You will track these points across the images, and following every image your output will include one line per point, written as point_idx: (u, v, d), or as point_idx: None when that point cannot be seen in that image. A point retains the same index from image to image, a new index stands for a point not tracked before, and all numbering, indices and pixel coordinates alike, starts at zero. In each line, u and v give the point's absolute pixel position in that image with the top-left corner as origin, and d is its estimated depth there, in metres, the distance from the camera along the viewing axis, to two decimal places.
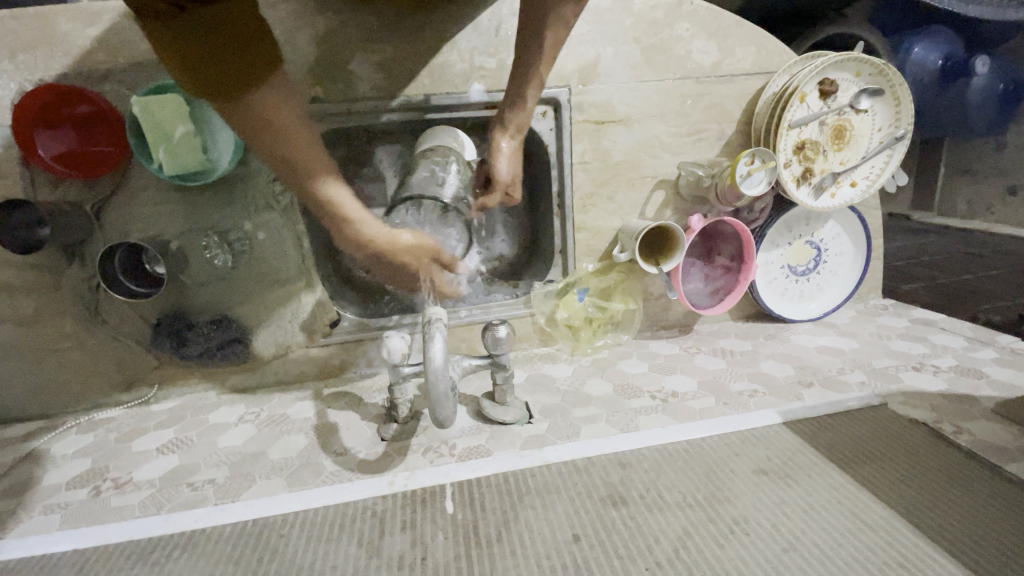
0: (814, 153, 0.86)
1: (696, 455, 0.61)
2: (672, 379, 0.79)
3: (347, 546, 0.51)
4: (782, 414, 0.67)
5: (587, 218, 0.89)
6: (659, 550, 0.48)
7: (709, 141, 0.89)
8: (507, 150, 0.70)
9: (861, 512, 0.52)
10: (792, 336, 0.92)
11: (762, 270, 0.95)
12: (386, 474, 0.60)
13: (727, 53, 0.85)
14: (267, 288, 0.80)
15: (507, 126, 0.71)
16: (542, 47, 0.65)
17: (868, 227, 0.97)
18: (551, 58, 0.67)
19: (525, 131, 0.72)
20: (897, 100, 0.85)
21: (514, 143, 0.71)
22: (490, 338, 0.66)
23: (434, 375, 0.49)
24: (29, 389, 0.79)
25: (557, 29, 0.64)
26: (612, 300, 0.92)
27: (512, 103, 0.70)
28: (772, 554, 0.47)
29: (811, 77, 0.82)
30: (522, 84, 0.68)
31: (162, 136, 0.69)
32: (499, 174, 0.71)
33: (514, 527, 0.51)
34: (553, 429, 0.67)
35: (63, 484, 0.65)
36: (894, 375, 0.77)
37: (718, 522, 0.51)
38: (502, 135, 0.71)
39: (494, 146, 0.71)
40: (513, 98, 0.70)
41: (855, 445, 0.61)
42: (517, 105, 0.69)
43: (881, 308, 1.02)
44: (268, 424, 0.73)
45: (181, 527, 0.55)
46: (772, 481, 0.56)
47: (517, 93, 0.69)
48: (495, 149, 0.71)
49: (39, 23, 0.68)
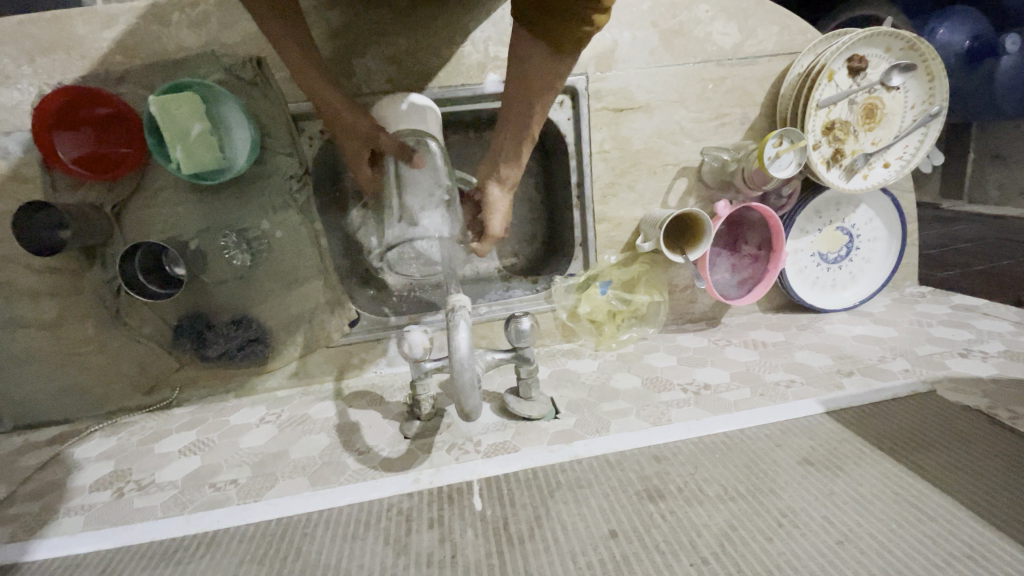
0: (844, 133, 0.82)
1: (734, 447, 0.58)
2: (702, 371, 0.76)
3: (373, 544, 0.49)
4: (823, 403, 0.64)
5: (607, 208, 0.86)
6: (703, 545, 0.45)
7: (733, 126, 0.86)
8: (499, 205, 0.70)
9: (918, 502, 0.48)
10: (826, 325, 0.88)
11: (791, 259, 0.91)
12: (410, 470, 0.58)
13: (748, 34, 0.83)
14: (286, 287, 0.80)
15: (502, 177, 0.69)
16: (540, 92, 0.60)
17: (903, 210, 0.93)
18: (546, 100, 0.61)
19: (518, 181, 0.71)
20: (930, 76, 0.81)
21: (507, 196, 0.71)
22: (513, 331, 0.64)
23: (459, 365, 0.47)
24: (54, 393, 0.79)
25: (547, 84, 0.59)
26: (636, 293, 0.89)
27: (506, 149, 0.66)
28: (825, 548, 0.44)
29: (839, 55, 0.79)
30: (517, 125, 0.63)
31: (179, 134, 0.66)
32: (490, 228, 0.71)
33: (546, 523, 0.49)
34: (581, 424, 0.64)
35: (86, 486, 0.64)
36: (939, 362, 0.72)
37: (765, 515, 0.48)
38: (497, 187, 0.69)
39: (487, 200, 0.70)
40: (507, 155, 0.67)
41: (905, 434, 0.58)
42: (510, 153, 0.66)
43: (919, 295, 0.98)
44: (290, 424, 0.72)
45: (204, 527, 0.54)
46: (819, 471, 0.53)
47: (513, 141, 0.65)
48: (488, 203, 0.69)
49: (56, 27, 0.68)
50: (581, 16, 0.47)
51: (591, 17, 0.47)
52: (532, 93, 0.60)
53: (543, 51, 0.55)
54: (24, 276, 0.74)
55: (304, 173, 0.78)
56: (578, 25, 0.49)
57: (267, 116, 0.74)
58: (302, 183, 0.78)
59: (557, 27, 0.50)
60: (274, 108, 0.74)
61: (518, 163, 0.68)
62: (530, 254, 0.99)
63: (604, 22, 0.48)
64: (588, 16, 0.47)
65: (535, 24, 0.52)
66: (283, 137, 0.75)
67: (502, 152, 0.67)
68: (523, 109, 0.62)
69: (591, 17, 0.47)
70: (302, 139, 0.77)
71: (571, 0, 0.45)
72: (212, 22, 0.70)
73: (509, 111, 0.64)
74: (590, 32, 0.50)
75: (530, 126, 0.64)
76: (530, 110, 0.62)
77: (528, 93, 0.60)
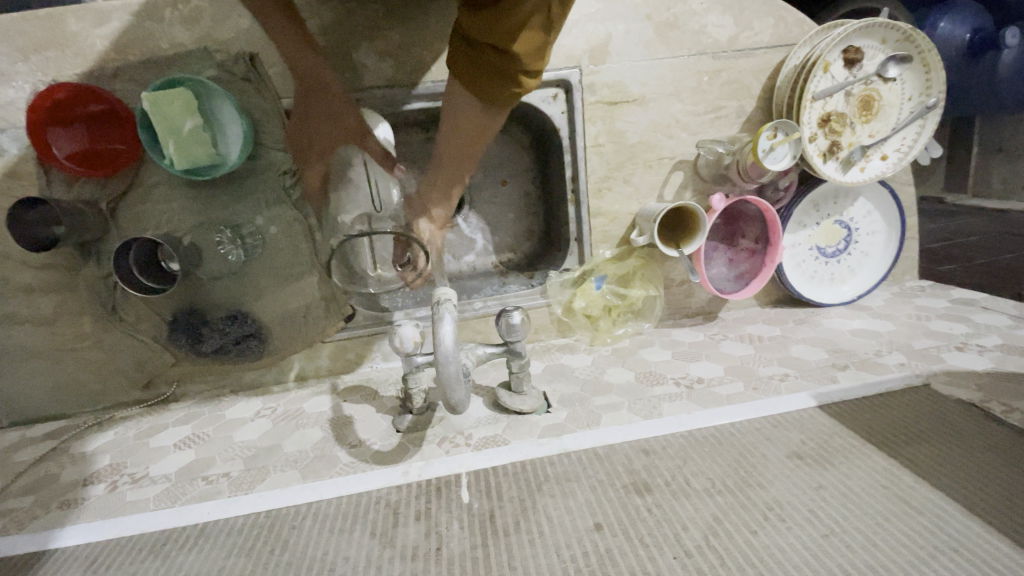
0: (841, 125, 0.82)
1: (725, 440, 0.57)
2: (697, 365, 0.76)
3: (359, 536, 0.49)
4: (816, 397, 0.64)
5: (602, 203, 0.86)
6: (687, 538, 0.45)
7: (728, 119, 0.86)
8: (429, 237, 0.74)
9: (905, 495, 0.48)
10: (823, 320, 0.87)
11: (789, 253, 0.91)
12: (400, 464, 0.58)
13: (744, 26, 0.82)
14: (281, 282, 0.80)
15: (432, 214, 0.74)
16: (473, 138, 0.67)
17: (902, 203, 0.92)
18: (473, 151, 0.70)
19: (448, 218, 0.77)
20: (927, 67, 0.80)
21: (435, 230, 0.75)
22: (504, 325, 0.64)
23: (444, 358, 0.47)
24: (53, 389, 0.80)
25: (478, 137, 0.67)
26: (632, 287, 0.89)
27: (439, 186, 0.73)
28: (810, 542, 0.44)
29: (834, 46, 0.78)
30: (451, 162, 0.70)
31: (172, 130, 0.67)
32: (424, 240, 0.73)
33: (532, 516, 0.49)
34: (573, 418, 0.64)
35: (81, 479, 0.65)
36: (935, 356, 0.72)
37: (751, 508, 0.48)
38: (427, 222, 0.74)
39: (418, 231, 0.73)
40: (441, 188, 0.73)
41: (897, 427, 0.57)
42: (443, 190, 0.74)
43: (919, 289, 0.97)
44: (284, 419, 0.73)
45: (193, 520, 0.54)
46: (808, 465, 0.53)
47: (445, 181, 0.72)
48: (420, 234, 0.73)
49: (51, 24, 0.69)
50: (508, 77, 0.54)
51: (518, 76, 0.53)
52: (468, 142, 0.67)
53: (476, 106, 0.61)
54: (21, 272, 0.75)
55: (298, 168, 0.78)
56: (503, 85, 0.55)
57: (260, 112, 0.74)
58: (297, 178, 0.78)
59: (488, 87, 0.56)
60: (268, 104, 0.74)
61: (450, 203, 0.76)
62: (526, 249, 0.99)
63: (531, 83, 0.55)
64: (517, 74, 0.53)
65: (464, 77, 0.58)
66: (277, 132, 0.75)
67: (434, 189, 0.74)
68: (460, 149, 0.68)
69: (519, 79, 0.54)
70: None
71: (499, 60, 0.52)
72: (204, 18, 0.71)
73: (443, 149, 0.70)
74: (518, 92, 0.57)
75: (462, 170, 0.72)
76: (464, 156, 0.70)
77: (463, 144, 0.68)
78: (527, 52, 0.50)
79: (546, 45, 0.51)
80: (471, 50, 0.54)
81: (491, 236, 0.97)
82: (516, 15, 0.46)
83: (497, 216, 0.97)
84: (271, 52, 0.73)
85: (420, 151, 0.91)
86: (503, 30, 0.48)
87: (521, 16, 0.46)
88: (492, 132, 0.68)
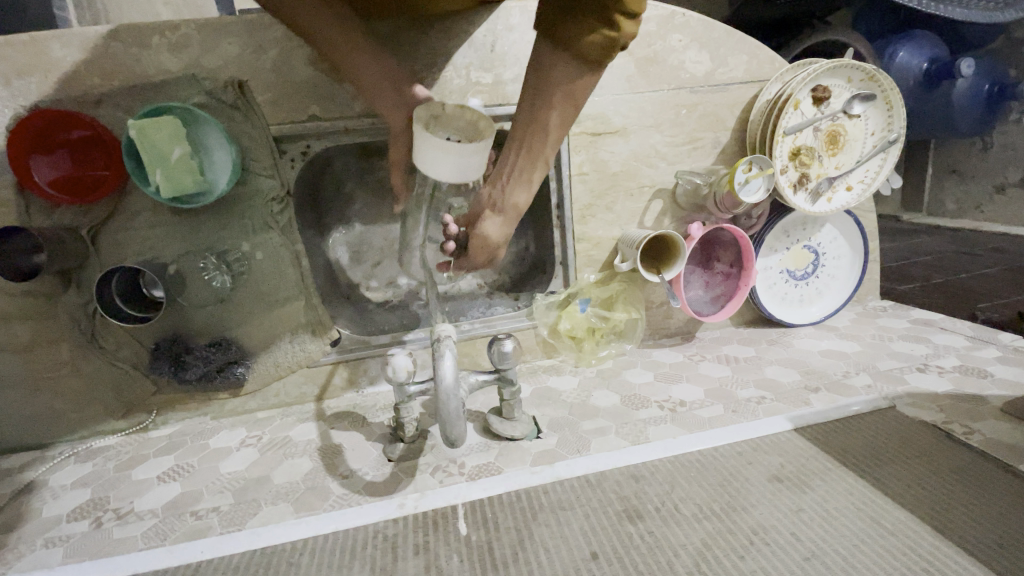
0: (810, 158, 0.86)
1: (708, 464, 0.60)
2: (678, 387, 0.79)
3: (360, 572, 0.49)
4: (792, 420, 0.67)
5: (586, 228, 0.89)
6: (680, 565, 0.47)
7: (705, 149, 0.90)
8: (492, 235, 0.62)
9: (878, 516, 0.51)
10: (794, 340, 0.92)
11: (761, 276, 0.95)
12: (395, 496, 0.59)
13: (720, 63, 0.86)
14: (267, 308, 0.79)
15: (511, 204, 0.62)
16: (557, 112, 0.57)
17: (865, 229, 0.98)
18: (560, 125, 0.58)
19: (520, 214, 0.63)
20: (888, 105, 0.86)
21: (504, 225, 0.62)
22: (496, 353, 0.65)
23: (445, 393, 0.49)
24: (25, 420, 0.77)
25: (566, 103, 0.56)
26: (614, 310, 0.92)
27: (519, 169, 0.60)
28: (794, 564, 0.47)
29: (805, 84, 0.83)
30: (529, 146, 0.59)
31: (159, 158, 0.66)
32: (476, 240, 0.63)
33: (530, 546, 0.50)
34: (563, 444, 0.66)
35: (62, 516, 0.63)
36: (899, 377, 0.77)
37: (737, 533, 0.50)
38: (494, 216, 0.62)
39: (482, 229, 0.62)
40: (515, 174, 0.60)
41: (866, 449, 0.61)
42: (521, 174, 0.60)
43: (881, 309, 1.03)
44: (271, 448, 0.72)
45: (187, 558, 0.53)
46: (787, 488, 0.56)
47: (525, 164, 0.60)
48: (483, 233, 0.62)
49: (34, 49, 0.67)
50: (602, 16, 0.49)
51: (615, 14, 0.48)
52: (550, 114, 0.57)
53: (565, 65, 0.54)
54: None
55: (287, 195, 0.78)
56: (594, 27, 0.50)
57: (249, 139, 0.74)
58: (284, 204, 0.78)
59: (577, 37, 0.51)
60: (257, 131, 0.74)
61: (529, 190, 0.62)
62: (510, 271, 1.01)
63: (630, 28, 0.50)
64: (614, 15, 0.49)
65: (557, 36, 0.53)
66: (265, 158, 0.75)
67: (510, 175, 0.61)
68: (539, 124, 0.57)
69: (615, 18, 0.49)
70: (284, 160, 0.77)
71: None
72: (192, 45, 0.70)
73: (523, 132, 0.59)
74: (612, 41, 0.51)
75: (546, 146, 0.59)
76: (546, 131, 0.58)
77: (544, 118, 0.57)
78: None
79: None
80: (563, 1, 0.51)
81: None
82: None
83: None
84: (260, 81, 0.73)
85: None
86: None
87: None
88: (579, 108, 0.58)
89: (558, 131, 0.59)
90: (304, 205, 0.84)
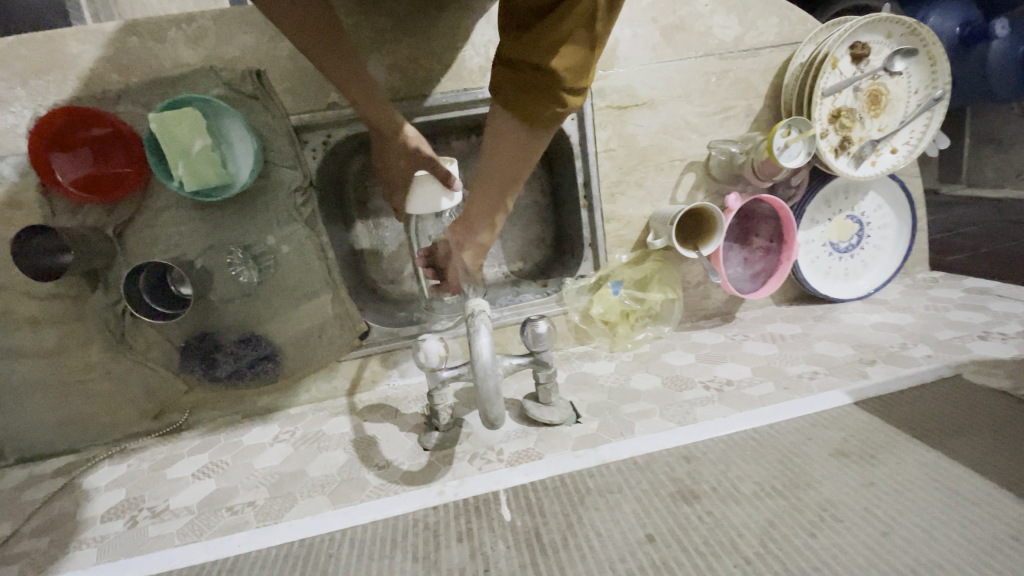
0: (851, 121, 0.82)
1: (766, 443, 0.56)
2: (723, 367, 0.75)
3: (401, 562, 0.47)
4: (851, 394, 0.62)
5: (615, 207, 0.85)
6: (745, 545, 0.44)
7: (737, 118, 0.86)
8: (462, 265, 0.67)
9: (960, 488, 0.47)
10: (842, 315, 0.87)
11: (803, 250, 0.90)
12: (434, 483, 0.56)
13: (749, 26, 0.82)
14: (295, 303, 0.78)
15: (478, 242, 0.65)
16: (516, 169, 0.60)
17: (912, 196, 0.92)
18: (517, 177, 0.61)
19: (486, 250, 0.68)
20: (933, 60, 0.81)
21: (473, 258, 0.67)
22: (530, 335, 0.62)
23: (482, 371, 0.46)
24: (59, 425, 0.77)
25: (523, 159, 0.59)
26: (650, 291, 0.87)
27: (481, 216, 0.63)
28: (872, 541, 0.42)
29: (842, 41, 0.78)
30: (491, 194, 0.62)
31: (181, 151, 0.65)
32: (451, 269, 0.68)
33: (580, 531, 0.47)
34: (605, 427, 0.63)
35: (99, 516, 0.62)
36: (962, 346, 0.71)
37: (805, 511, 0.46)
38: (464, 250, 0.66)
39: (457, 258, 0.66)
40: (480, 218, 0.64)
41: (937, 420, 0.56)
42: (484, 218, 0.64)
43: (933, 280, 0.97)
44: (304, 442, 0.70)
45: (223, 553, 0.52)
46: (855, 462, 0.51)
47: (488, 211, 0.63)
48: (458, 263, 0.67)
49: (50, 47, 0.67)
50: (550, 95, 0.50)
51: (563, 92, 0.50)
52: (506, 171, 0.60)
53: (521, 130, 0.55)
54: (25, 304, 0.73)
55: (310, 185, 0.77)
56: (547, 103, 0.51)
57: (268, 129, 0.73)
58: (307, 196, 0.77)
59: (527, 107, 0.52)
60: (276, 121, 0.73)
61: (491, 230, 0.65)
62: (537, 257, 0.98)
63: (576, 103, 0.52)
64: (560, 94, 0.50)
65: (509, 103, 0.53)
66: (286, 149, 0.74)
67: (472, 218, 0.64)
68: (499, 176, 0.60)
69: (562, 97, 0.50)
70: (305, 151, 0.77)
71: (538, 79, 0.49)
72: (209, 36, 0.70)
73: (486, 180, 0.61)
74: (559, 113, 0.53)
75: (504, 197, 0.63)
76: (503, 185, 0.61)
77: (506, 170, 0.59)
78: (566, 67, 0.48)
79: (589, 64, 0.49)
80: (511, 75, 0.52)
81: (502, 245, 0.96)
82: (561, 25, 0.46)
83: (507, 227, 0.96)
84: (278, 69, 0.72)
85: None
86: (550, 42, 0.47)
87: (565, 28, 0.46)
88: (532, 163, 0.60)
89: (515, 181, 0.62)
90: (326, 197, 0.83)
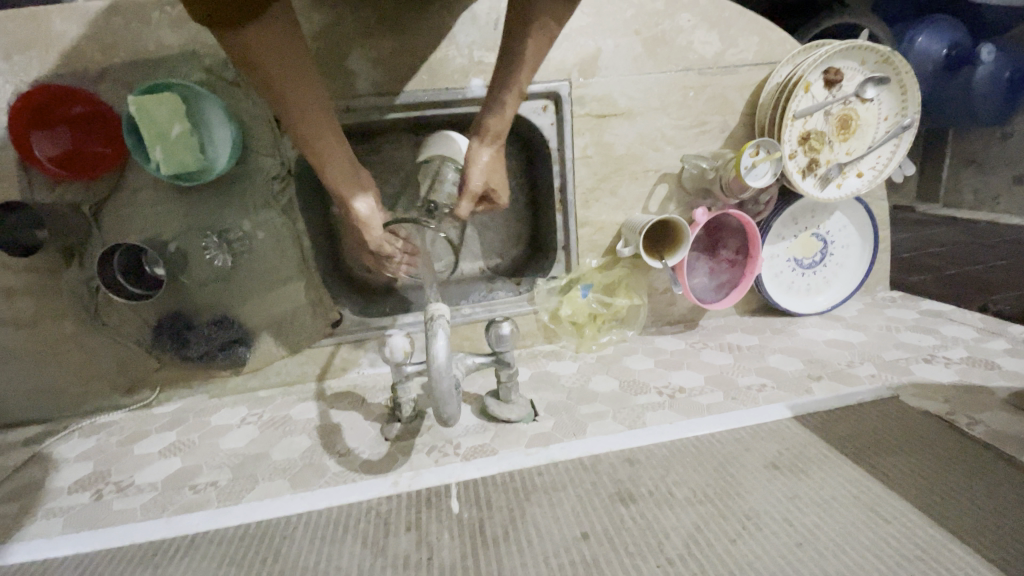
0: (820, 143, 0.84)
1: (705, 450, 0.60)
2: (678, 374, 0.78)
3: (351, 546, 0.50)
4: (792, 408, 0.66)
5: (589, 213, 0.88)
6: (670, 546, 0.47)
7: (712, 133, 0.88)
8: (483, 162, 0.63)
9: (875, 505, 0.51)
10: (798, 329, 0.91)
11: (768, 264, 0.94)
12: (389, 474, 0.59)
13: (729, 44, 0.84)
14: (267, 288, 0.79)
15: (491, 131, 0.63)
16: (529, 46, 0.59)
17: (876, 217, 0.96)
18: (534, 57, 0.60)
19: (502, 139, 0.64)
20: (903, 88, 0.84)
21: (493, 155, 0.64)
22: (493, 335, 0.65)
23: (438, 372, 0.48)
24: (30, 395, 0.79)
25: (541, 33, 0.58)
26: (617, 296, 0.91)
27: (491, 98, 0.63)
28: (785, 550, 0.46)
29: (816, 66, 0.81)
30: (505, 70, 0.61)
31: (159, 134, 0.66)
32: (467, 184, 0.62)
33: (521, 526, 0.50)
34: (559, 427, 0.66)
35: (65, 488, 0.64)
36: (904, 367, 0.75)
37: (730, 518, 0.50)
38: (479, 146, 0.63)
39: (471, 156, 0.63)
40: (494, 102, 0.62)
41: (869, 440, 0.60)
42: (495, 101, 0.62)
43: (891, 300, 1.01)
44: (271, 425, 0.73)
45: (181, 530, 0.54)
46: (784, 474, 0.55)
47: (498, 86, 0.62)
48: (472, 161, 0.63)
49: (32, 23, 0.67)
50: None
51: None
52: (523, 47, 0.59)
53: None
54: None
55: (288, 174, 0.77)
56: None
57: (249, 116, 0.73)
58: (285, 183, 0.77)
59: None
60: (257, 108, 0.73)
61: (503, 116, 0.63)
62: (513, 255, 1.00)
63: None
64: None
65: None
66: (265, 137, 0.75)
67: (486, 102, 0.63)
68: (513, 54, 0.60)
69: None
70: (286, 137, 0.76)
71: None
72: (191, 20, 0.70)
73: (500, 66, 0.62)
74: None
75: (517, 78, 0.60)
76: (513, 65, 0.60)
77: (527, 51, 0.59)
78: None
79: None
80: None
81: (479, 242, 0.97)
82: None
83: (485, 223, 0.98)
84: None
85: (408, 156, 0.90)
86: None
87: None
88: (551, 43, 0.60)
89: (534, 65, 0.61)
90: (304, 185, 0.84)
